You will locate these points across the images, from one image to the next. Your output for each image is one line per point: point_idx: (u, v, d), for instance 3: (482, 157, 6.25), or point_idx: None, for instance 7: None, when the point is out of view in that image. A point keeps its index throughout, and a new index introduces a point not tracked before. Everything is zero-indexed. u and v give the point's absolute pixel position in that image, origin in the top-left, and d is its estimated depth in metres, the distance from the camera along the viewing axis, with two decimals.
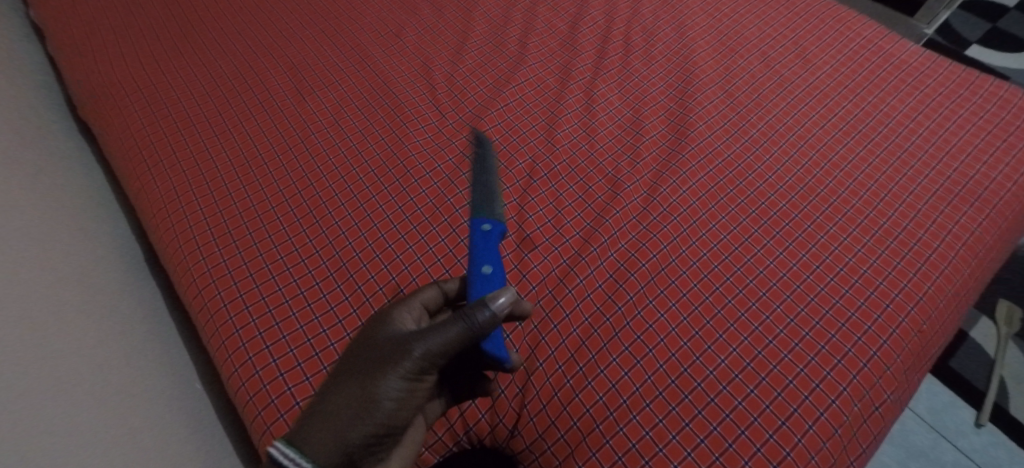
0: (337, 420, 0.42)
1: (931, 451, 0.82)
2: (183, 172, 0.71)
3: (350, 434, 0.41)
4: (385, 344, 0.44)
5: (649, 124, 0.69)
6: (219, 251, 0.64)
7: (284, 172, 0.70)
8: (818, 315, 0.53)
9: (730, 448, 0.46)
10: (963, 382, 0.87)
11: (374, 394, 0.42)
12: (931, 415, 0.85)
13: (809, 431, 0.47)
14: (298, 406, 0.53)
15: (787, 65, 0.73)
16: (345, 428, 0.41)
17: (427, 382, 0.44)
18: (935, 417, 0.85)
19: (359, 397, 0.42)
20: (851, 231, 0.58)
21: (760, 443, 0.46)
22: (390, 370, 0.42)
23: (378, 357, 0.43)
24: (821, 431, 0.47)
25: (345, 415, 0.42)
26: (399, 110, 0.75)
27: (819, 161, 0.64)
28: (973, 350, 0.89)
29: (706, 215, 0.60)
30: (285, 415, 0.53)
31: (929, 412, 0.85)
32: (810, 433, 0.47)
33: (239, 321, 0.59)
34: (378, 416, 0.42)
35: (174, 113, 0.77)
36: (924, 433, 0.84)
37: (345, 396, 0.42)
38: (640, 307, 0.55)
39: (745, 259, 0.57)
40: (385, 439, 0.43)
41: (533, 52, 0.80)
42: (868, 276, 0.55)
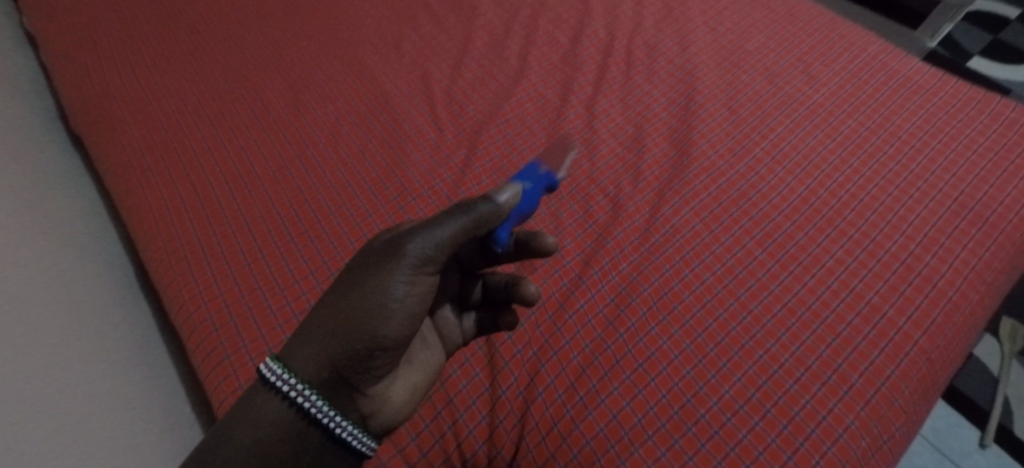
0: (325, 336, 0.39)
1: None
2: (176, 188, 0.70)
3: (337, 348, 0.38)
4: (378, 248, 0.41)
5: (652, 142, 0.68)
6: (211, 271, 0.63)
7: (279, 189, 0.69)
8: (825, 343, 0.51)
9: None
10: (968, 401, 0.85)
11: (364, 300, 0.39)
12: (936, 435, 0.84)
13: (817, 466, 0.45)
14: None
15: (791, 81, 0.72)
16: (334, 344, 0.39)
17: (423, 287, 0.41)
18: (940, 436, 0.83)
19: (354, 306, 0.39)
20: (857, 255, 0.57)
21: None
22: (384, 273, 0.40)
23: (369, 265, 0.41)
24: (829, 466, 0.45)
25: (333, 326, 0.39)
26: (397, 125, 0.74)
27: (823, 181, 0.62)
28: (978, 369, 0.88)
29: (710, 237, 0.59)
30: None
31: (933, 431, 0.84)
32: None
33: (228, 345, 0.57)
34: (368, 326, 0.39)
35: (167, 126, 0.76)
36: (929, 453, 0.82)
37: (338, 305, 0.39)
38: (641, 333, 0.53)
39: (750, 284, 0.55)
40: (379, 356, 0.40)
41: (534, 66, 0.79)
42: (875, 303, 0.53)
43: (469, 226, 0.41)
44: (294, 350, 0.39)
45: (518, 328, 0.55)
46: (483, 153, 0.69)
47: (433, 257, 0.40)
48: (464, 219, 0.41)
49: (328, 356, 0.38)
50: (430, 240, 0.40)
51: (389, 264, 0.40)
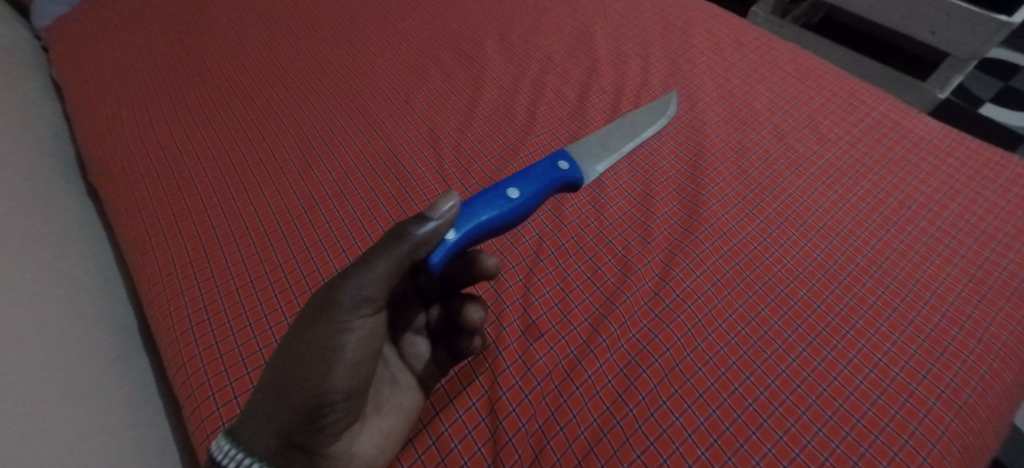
0: (268, 404, 0.41)
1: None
2: (183, 243, 0.69)
3: (280, 411, 0.41)
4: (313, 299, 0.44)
5: (661, 200, 0.67)
6: (212, 331, 0.61)
7: (285, 245, 0.68)
8: (848, 425, 0.49)
9: None
10: None
11: (299, 357, 0.42)
12: None
13: None
14: None
15: (802, 139, 0.71)
16: (277, 410, 0.41)
17: (363, 330, 0.44)
18: None
19: (291, 366, 0.42)
20: (878, 325, 0.54)
21: None
22: (321, 322, 0.42)
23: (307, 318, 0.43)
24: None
25: (275, 390, 0.41)
26: (404, 180, 0.74)
27: (840, 245, 0.61)
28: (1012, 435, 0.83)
29: (722, 303, 0.57)
30: None
31: None
32: None
33: (228, 413, 0.55)
34: (309, 383, 0.41)
35: (179, 180, 0.76)
36: None
37: (280, 365, 0.42)
38: (652, 408, 0.51)
39: (766, 356, 0.53)
40: (329, 411, 0.42)
41: (541, 122, 0.79)
42: (901, 380, 0.51)
43: (404, 256, 0.44)
44: (240, 422, 0.41)
45: (522, 400, 0.53)
46: None
47: (368, 296, 0.43)
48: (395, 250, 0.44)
49: (273, 422, 0.41)
50: (362, 281, 0.43)
51: (322, 315, 0.42)
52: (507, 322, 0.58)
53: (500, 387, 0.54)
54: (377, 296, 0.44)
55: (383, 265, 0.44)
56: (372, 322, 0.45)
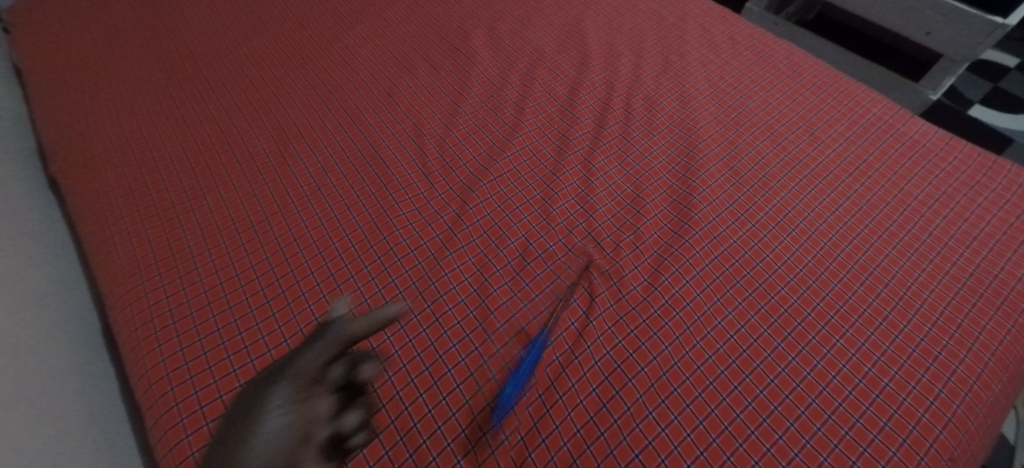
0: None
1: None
2: (148, 240, 0.65)
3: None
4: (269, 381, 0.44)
5: (651, 202, 0.65)
6: (178, 336, 0.57)
7: (257, 244, 0.64)
8: (837, 436, 0.48)
9: None
10: None
11: (238, 423, 0.40)
12: None
13: None
14: None
15: (796, 141, 0.69)
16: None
17: (291, 418, 0.40)
18: None
19: (228, 435, 0.40)
20: (868, 334, 0.53)
21: None
22: (259, 397, 0.41)
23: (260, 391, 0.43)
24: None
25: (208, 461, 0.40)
26: (385, 177, 0.71)
27: (831, 250, 0.59)
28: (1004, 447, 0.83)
29: (712, 310, 0.56)
30: None
31: None
32: None
33: (189, 424, 0.51)
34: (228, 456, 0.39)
35: (145, 173, 0.72)
36: None
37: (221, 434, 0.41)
38: (638, 418, 0.50)
39: (754, 364, 0.52)
40: None
41: (530, 118, 0.77)
42: (889, 390, 0.50)
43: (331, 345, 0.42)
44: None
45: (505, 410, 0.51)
46: (474, 211, 0.66)
47: (297, 376, 0.41)
48: (322, 340, 0.43)
49: None
50: (297, 361, 0.42)
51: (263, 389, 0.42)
52: (490, 329, 0.56)
53: (481, 397, 0.52)
54: (304, 381, 0.41)
55: (318, 353, 0.42)
56: (311, 416, 0.40)
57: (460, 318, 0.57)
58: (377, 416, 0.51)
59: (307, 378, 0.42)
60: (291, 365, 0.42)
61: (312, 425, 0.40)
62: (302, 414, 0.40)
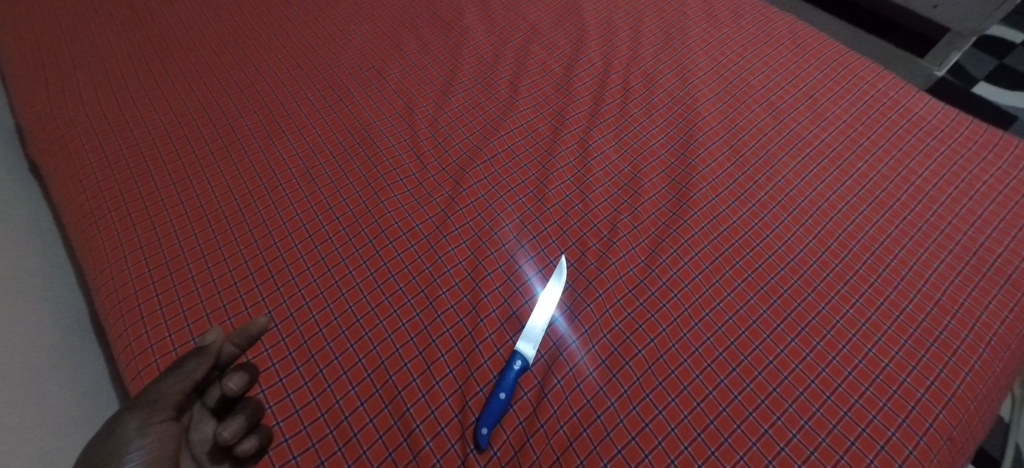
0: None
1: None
2: (133, 224, 0.63)
3: None
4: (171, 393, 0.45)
5: (649, 182, 0.64)
6: (165, 322, 0.56)
7: (245, 228, 0.63)
8: (836, 418, 0.47)
9: None
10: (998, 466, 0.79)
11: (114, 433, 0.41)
12: None
13: None
14: None
15: (797, 118, 0.67)
16: None
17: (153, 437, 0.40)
18: None
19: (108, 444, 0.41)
20: (869, 314, 0.52)
21: None
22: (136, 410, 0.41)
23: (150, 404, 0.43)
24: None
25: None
26: (376, 158, 0.69)
27: (833, 230, 0.58)
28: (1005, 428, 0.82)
29: (710, 291, 0.55)
30: None
31: None
32: None
33: None
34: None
35: (128, 156, 0.70)
36: None
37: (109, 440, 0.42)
38: (635, 401, 0.49)
39: (753, 346, 0.51)
40: None
41: (524, 96, 0.75)
42: (890, 371, 0.49)
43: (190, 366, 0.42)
44: None
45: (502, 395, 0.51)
46: (467, 192, 0.65)
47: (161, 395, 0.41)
48: (190, 358, 0.42)
49: None
50: (170, 380, 0.42)
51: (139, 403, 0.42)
52: (484, 312, 0.55)
53: (475, 381, 0.51)
54: (163, 408, 0.41)
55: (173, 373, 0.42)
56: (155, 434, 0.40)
57: (454, 301, 0.56)
58: (371, 401, 0.51)
59: (165, 404, 0.41)
60: (148, 389, 0.42)
61: (189, 442, 0.42)
62: (164, 434, 0.41)
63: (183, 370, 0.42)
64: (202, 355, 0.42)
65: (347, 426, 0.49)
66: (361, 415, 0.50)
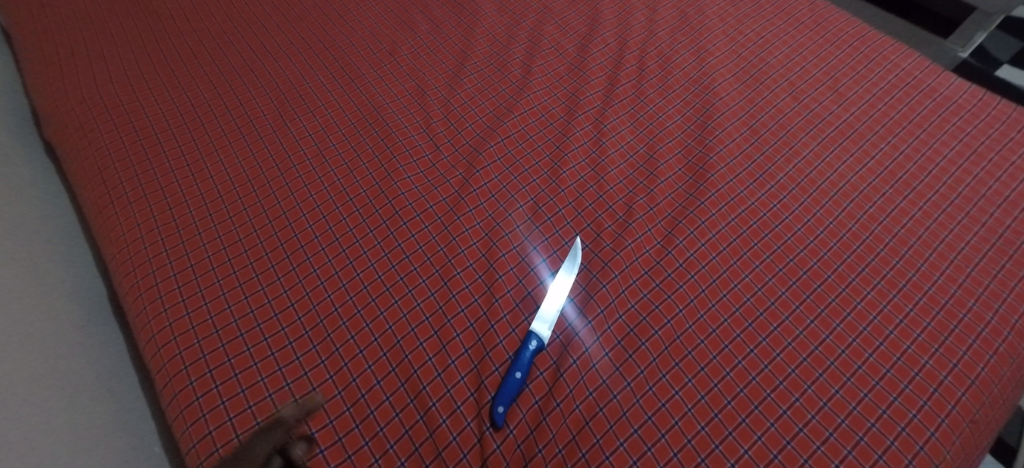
0: None
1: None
2: (148, 205, 0.64)
3: None
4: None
5: (665, 164, 0.63)
6: (183, 301, 0.56)
7: (260, 209, 0.63)
8: (856, 399, 0.46)
9: None
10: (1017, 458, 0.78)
11: None
12: None
13: None
14: None
15: (818, 98, 0.66)
16: None
17: None
18: None
19: None
20: (891, 296, 0.51)
21: None
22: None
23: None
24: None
25: None
26: (389, 140, 0.69)
27: (854, 212, 0.57)
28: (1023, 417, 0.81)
29: (728, 273, 0.54)
30: None
31: None
32: None
33: (198, 387, 0.51)
34: None
35: (142, 138, 0.70)
36: None
37: None
38: (651, 382, 0.49)
39: (771, 327, 0.50)
40: None
41: (538, 77, 0.74)
42: (912, 353, 0.48)
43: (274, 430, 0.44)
44: None
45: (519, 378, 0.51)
46: (481, 174, 0.64)
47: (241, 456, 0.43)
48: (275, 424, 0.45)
49: None
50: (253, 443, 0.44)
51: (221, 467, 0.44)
52: (499, 293, 0.55)
53: (491, 361, 0.51)
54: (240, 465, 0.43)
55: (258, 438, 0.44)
56: None
57: (469, 282, 0.56)
58: (387, 379, 0.51)
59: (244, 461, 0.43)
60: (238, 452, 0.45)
61: None
62: None
63: (269, 433, 0.45)
64: (286, 420, 0.45)
65: (363, 405, 0.50)
66: (378, 394, 0.50)
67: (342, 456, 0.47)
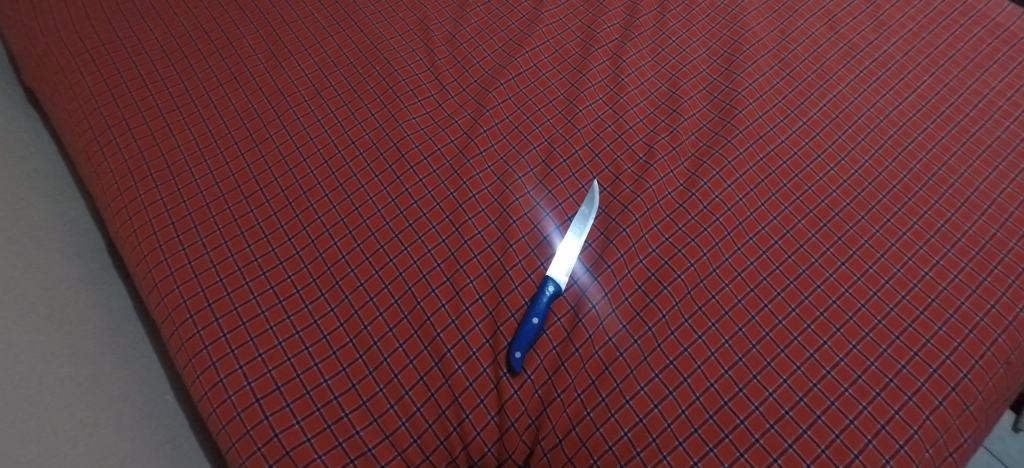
0: None
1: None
2: (139, 151, 0.60)
3: None
4: None
5: (689, 101, 0.60)
6: (183, 250, 0.54)
7: (258, 154, 0.59)
8: (886, 342, 0.45)
9: None
10: None
11: None
12: (1011, 458, 0.76)
13: None
14: (266, 421, 0.45)
15: (857, 27, 0.65)
16: None
17: None
18: (1015, 458, 0.76)
19: None
20: (928, 237, 0.50)
21: None
22: None
23: None
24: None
25: None
26: (390, 79, 0.64)
27: (891, 149, 0.55)
28: None
29: (755, 215, 0.53)
30: (251, 431, 0.45)
31: (1009, 454, 0.77)
32: None
33: (206, 335, 0.49)
34: None
35: (126, 80, 0.65)
36: None
37: None
38: (673, 327, 0.47)
39: (800, 271, 0.49)
40: None
41: (550, 9, 0.70)
42: (947, 295, 0.47)
43: None
44: None
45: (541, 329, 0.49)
46: (491, 114, 0.61)
47: None
48: None
49: None
50: None
51: None
52: (514, 238, 0.53)
53: (506, 307, 0.49)
54: None
55: None
56: None
57: (481, 228, 0.53)
58: (400, 327, 0.49)
59: None
60: None
61: None
62: None
63: None
64: None
65: (377, 352, 0.48)
66: (390, 341, 0.49)
67: (357, 403, 0.46)
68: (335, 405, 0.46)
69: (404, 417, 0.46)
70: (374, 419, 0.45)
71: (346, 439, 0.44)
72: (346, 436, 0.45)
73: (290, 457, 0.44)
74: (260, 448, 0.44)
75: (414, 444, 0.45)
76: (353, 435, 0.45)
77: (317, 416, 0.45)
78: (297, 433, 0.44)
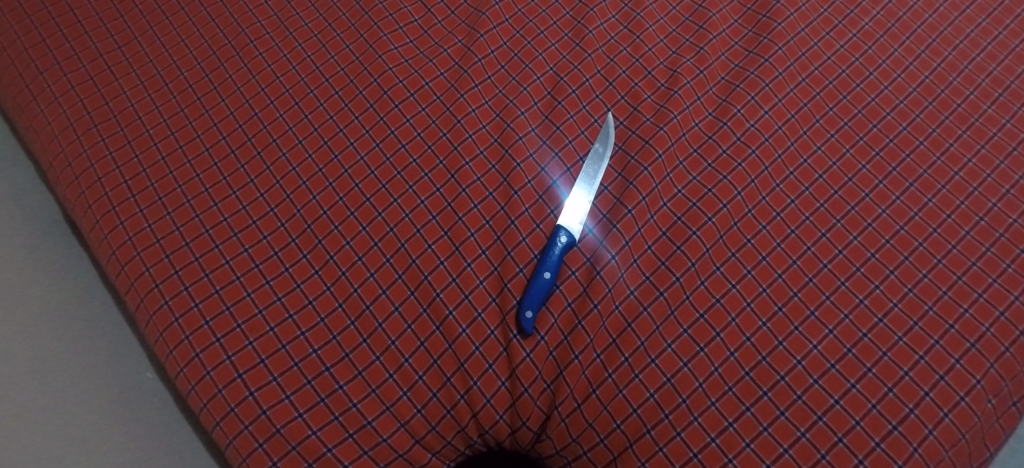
0: None
1: (1017, 440, 0.61)
2: (78, 100, 0.52)
3: None
4: None
5: (718, 15, 0.53)
6: (141, 211, 0.47)
7: (217, 97, 0.51)
8: (947, 284, 0.39)
9: (824, 461, 0.35)
10: None
11: None
12: None
13: (929, 437, 0.34)
14: (251, 397, 0.40)
15: None
16: None
17: None
18: None
19: None
20: (997, 164, 0.44)
21: (864, 455, 0.34)
22: None
23: None
24: (944, 436, 0.34)
25: None
26: (366, 3, 0.55)
27: (956, 62, 0.49)
28: None
29: (796, 146, 0.46)
30: (236, 408, 0.40)
31: None
32: (929, 441, 0.34)
33: (175, 306, 0.43)
34: None
35: (55, 16, 0.56)
36: None
37: None
38: (703, 276, 0.41)
39: (848, 208, 0.43)
40: None
41: None
42: (1017, 228, 0.41)
43: None
44: None
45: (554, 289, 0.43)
46: (487, 39, 0.52)
47: None
48: None
49: None
50: None
51: None
52: (518, 184, 0.46)
53: (514, 262, 0.43)
54: None
55: None
56: None
57: (480, 174, 0.47)
58: (394, 287, 0.43)
59: None
60: None
61: None
62: None
63: None
64: None
65: (370, 317, 0.42)
66: (385, 305, 0.43)
67: (352, 373, 0.41)
68: (327, 377, 0.40)
69: (406, 387, 0.41)
70: (372, 390, 0.40)
71: (342, 413, 0.39)
72: (342, 410, 0.40)
73: (281, 435, 0.39)
74: (248, 426, 0.39)
75: (419, 415, 0.40)
76: (350, 408, 0.40)
77: (308, 389, 0.40)
78: (287, 410, 0.39)
